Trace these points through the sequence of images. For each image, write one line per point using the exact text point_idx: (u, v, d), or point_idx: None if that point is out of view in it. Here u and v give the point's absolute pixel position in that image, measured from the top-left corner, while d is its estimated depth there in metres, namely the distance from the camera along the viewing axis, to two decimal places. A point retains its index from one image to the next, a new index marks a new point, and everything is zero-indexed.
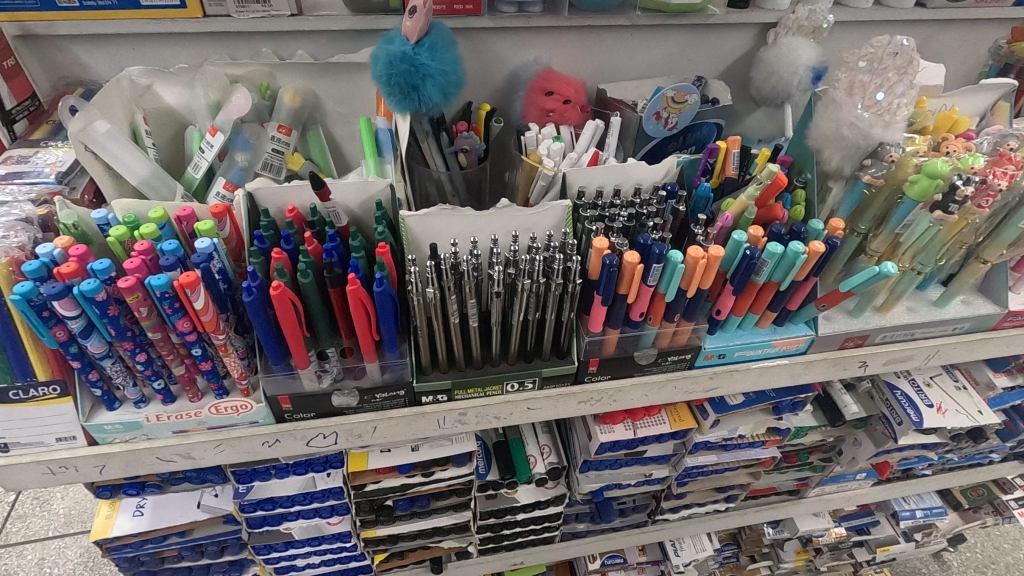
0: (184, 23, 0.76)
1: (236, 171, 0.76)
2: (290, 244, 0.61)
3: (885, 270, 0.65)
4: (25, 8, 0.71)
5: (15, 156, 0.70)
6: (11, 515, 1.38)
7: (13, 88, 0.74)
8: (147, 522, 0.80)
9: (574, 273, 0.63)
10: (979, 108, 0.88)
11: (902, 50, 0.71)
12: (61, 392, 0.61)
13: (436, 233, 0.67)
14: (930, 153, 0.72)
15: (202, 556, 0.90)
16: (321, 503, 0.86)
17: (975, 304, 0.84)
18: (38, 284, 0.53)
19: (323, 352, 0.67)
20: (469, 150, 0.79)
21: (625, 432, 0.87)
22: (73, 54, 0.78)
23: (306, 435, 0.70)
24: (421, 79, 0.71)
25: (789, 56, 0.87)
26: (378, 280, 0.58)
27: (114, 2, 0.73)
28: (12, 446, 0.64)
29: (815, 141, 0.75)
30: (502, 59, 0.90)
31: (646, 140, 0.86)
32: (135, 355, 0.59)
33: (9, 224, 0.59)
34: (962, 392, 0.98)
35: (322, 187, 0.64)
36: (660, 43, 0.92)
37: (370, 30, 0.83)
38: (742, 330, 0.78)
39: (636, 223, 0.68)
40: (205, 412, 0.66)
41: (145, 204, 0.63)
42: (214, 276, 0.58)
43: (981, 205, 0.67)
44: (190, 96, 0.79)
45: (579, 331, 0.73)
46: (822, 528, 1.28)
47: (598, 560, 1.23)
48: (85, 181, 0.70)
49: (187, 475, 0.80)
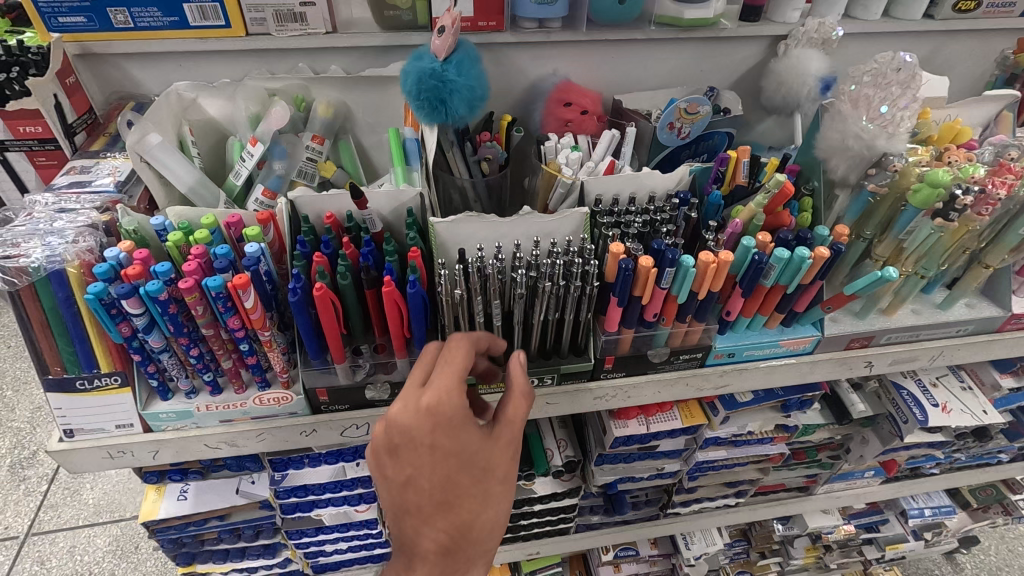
0: (230, 41, 0.82)
1: (274, 179, 0.80)
2: (330, 248, 0.67)
3: (887, 274, 0.69)
4: (87, 29, 0.78)
5: (77, 166, 0.77)
6: (43, 504, 1.46)
7: (74, 103, 0.80)
8: (190, 505, 0.85)
9: (592, 276, 0.67)
10: (983, 117, 0.91)
11: (905, 66, 0.75)
12: (122, 382, 0.67)
13: (463, 238, 0.71)
14: (932, 163, 0.76)
15: (239, 539, 0.97)
16: (349, 491, 0.91)
17: (979, 307, 0.87)
18: (107, 284, 0.59)
19: (357, 348, 0.74)
20: (492, 159, 0.84)
21: (639, 427, 0.91)
22: (126, 71, 0.85)
23: (341, 425, 0.75)
24: (449, 93, 0.75)
25: (798, 67, 0.90)
26: (410, 282, 0.63)
27: (166, 23, 0.79)
28: (76, 432, 0.69)
29: (822, 151, 0.78)
30: (523, 71, 0.95)
31: (660, 149, 0.90)
32: (189, 349, 0.65)
33: (77, 229, 0.65)
34: (968, 392, 1.00)
35: (360, 197, 0.69)
36: (674, 55, 0.96)
37: (399, 46, 0.88)
38: (751, 330, 0.82)
39: (650, 229, 0.73)
40: (249, 403, 0.71)
41: (196, 211, 0.68)
42: (262, 278, 0.64)
43: (981, 213, 0.70)
44: (232, 108, 0.85)
45: (596, 330, 0.77)
46: (831, 524, 1.32)
47: (611, 552, 1.28)
48: (140, 189, 0.76)
49: (226, 463, 0.86)
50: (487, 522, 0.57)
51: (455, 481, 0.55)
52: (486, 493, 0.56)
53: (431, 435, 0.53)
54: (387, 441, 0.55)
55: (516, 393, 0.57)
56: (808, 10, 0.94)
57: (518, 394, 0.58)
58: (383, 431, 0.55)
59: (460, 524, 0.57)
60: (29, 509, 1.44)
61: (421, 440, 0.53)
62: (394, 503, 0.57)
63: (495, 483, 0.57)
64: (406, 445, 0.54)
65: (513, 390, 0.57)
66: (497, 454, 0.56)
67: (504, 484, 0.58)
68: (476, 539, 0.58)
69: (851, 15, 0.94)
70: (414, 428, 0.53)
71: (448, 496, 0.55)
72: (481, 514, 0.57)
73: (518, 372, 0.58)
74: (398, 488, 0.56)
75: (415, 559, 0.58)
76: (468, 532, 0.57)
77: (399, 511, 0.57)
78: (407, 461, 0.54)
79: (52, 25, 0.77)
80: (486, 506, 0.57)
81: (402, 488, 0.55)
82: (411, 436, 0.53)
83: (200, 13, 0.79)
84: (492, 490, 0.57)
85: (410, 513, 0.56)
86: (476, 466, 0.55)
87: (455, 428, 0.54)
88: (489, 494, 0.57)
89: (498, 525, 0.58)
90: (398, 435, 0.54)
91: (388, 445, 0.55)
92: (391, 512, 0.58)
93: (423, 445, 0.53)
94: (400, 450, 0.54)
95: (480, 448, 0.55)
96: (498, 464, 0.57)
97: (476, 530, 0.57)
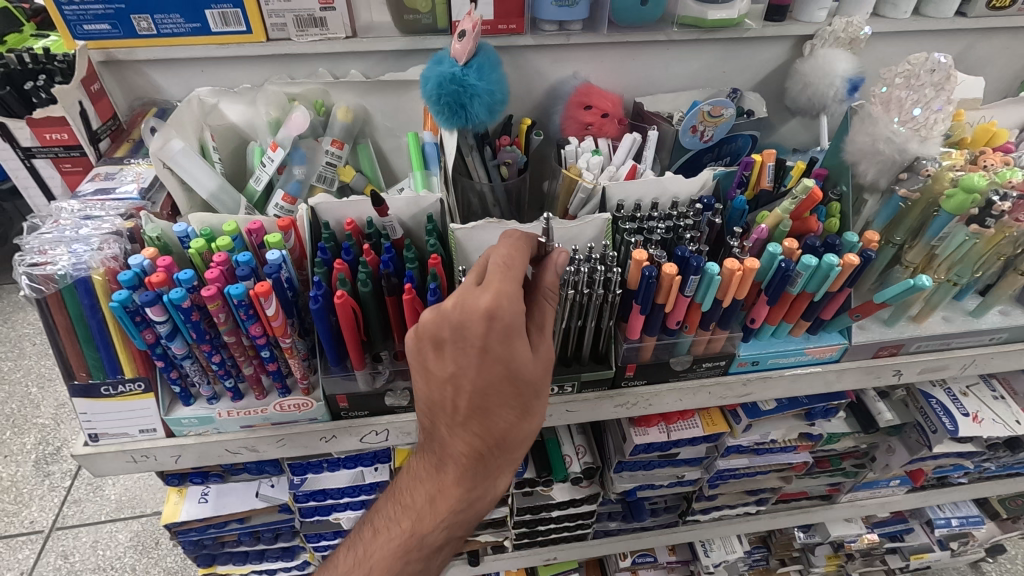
0: (250, 47, 0.82)
1: (293, 183, 0.80)
2: (350, 255, 0.67)
3: (920, 282, 0.67)
4: (110, 36, 0.79)
5: (102, 173, 0.78)
6: (67, 499, 1.48)
7: (99, 109, 0.81)
8: (211, 508, 0.86)
9: (614, 283, 0.66)
10: (1016, 119, 0.89)
11: (939, 67, 0.72)
12: (145, 388, 0.67)
13: (483, 246, 0.70)
14: (967, 167, 0.73)
15: (258, 542, 0.97)
16: (368, 495, 0.92)
17: (1013, 315, 0.85)
18: (132, 292, 0.59)
19: (376, 355, 0.73)
20: (512, 163, 0.82)
21: (659, 434, 0.90)
22: (149, 77, 0.86)
23: (361, 432, 0.75)
24: (469, 98, 0.75)
25: (825, 68, 0.88)
26: (432, 290, 0.63)
27: (187, 30, 0.79)
28: (101, 436, 0.70)
29: (850, 155, 0.76)
30: (543, 74, 0.94)
31: (681, 152, 0.88)
32: (212, 355, 0.65)
33: (102, 238, 0.65)
34: (1000, 402, 0.97)
35: (381, 204, 0.69)
36: (695, 56, 0.94)
37: (419, 50, 0.88)
38: (776, 338, 0.80)
39: (674, 236, 0.71)
40: (270, 409, 0.71)
41: (218, 217, 0.68)
42: (283, 285, 0.63)
43: (1019, 219, 0.68)
44: (253, 113, 0.85)
45: (617, 337, 0.75)
46: (854, 533, 1.27)
47: (629, 558, 1.27)
48: (163, 196, 0.77)
49: (246, 466, 0.86)
50: (522, 437, 0.57)
51: (497, 391, 0.54)
52: (525, 411, 0.55)
53: (485, 339, 0.52)
54: (432, 336, 0.53)
55: (551, 294, 0.60)
56: (836, 9, 0.92)
57: (550, 295, 0.60)
58: (430, 323, 0.53)
59: (494, 434, 0.56)
60: (53, 504, 1.47)
61: (474, 340, 0.52)
62: (429, 398, 0.56)
63: (534, 400, 0.56)
64: (455, 342, 0.53)
65: (547, 289, 0.59)
66: (542, 372, 0.56)
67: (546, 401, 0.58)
68: (507, 450, 0.58)
69: (880, 14, 0.91)
70: (470, 327, 0.52)
71: (488, 403, 0.55)
72: (516, 428, 0.56)
73: (550, 273, 0.60)
74: (437, 384, 0.55)
75: (447, 456, 0.59)
76: (502, 443, 0.57)
77: (434, 407, 0.57)
78: (452, 359, 0.53)
79: (77, 33, 0.78)
80: (523, 420, 0.56)
81: (442, 385, 0.54)
82: (465, 334, 0.52)
83: (222, 20, 0.79)
84: (531, 407, 0.56)
85: (445, 410, 0.56)
86: (521, 380, 0.54)
87: (512, 334, 0.53)
88: (526, 411, 0.56)
89: (529, 442, 0.59)
90: (448, 331, 0.52)
91: (432, 340, 0.53)
92: (423, 405, 0.58)
93: (474, 346, 0.52)
94: (444, 347, 0.53)
95: (528, 362, 0.54)
96: (543, 382, 0.56)
97: (509, 442, 0.57)
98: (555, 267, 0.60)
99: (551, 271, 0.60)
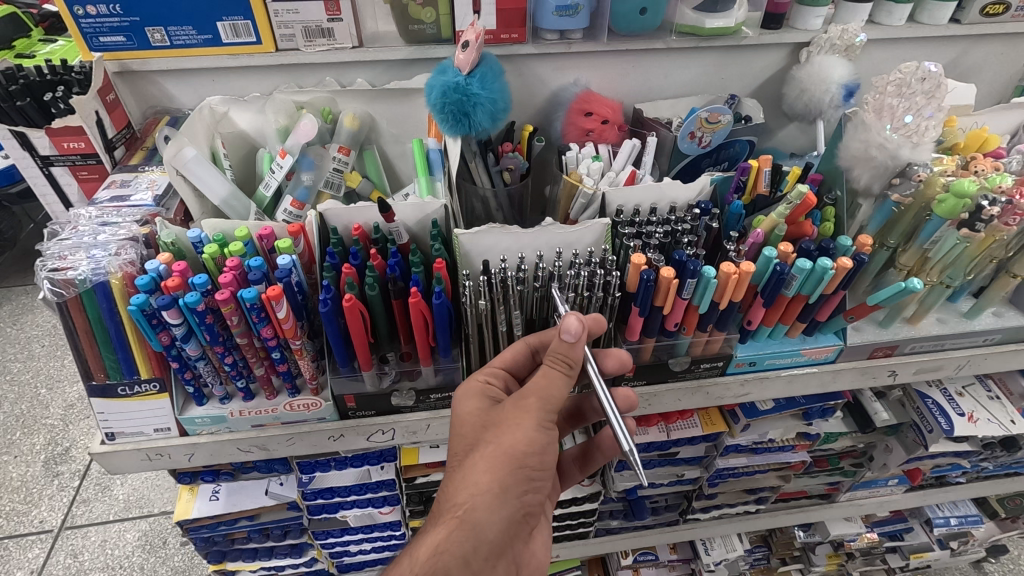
0: (260, 57, 0.84)
1: (301, 189, 0.82)
2: (357, 260, 0.69)
3: (912, 284, 0.70)
4: (126, 48, 0.81)
5: (118, 180, 0.80)
6: (76, 499, 1.51)
7: (114, 119, 0.84)
8: (222, 505, 0.88)
9: (613, 286, 0.68)
10: (1007, 125, 0.91)
11: (929, 75, 0.74)
12: (159, 388, 0.70)
13: (487, 250, 0.73)
14: (959, 172, 0.75)
15: (267, 539, 0.99)
16: (375, 493, 0.94)
17: (1006, 316, 0.86)
18: (149, 295, 0.61)
19: (383, 356, 0.75)
20: (514, 169, 0.84)
21: (659, 434, 0.94)
22: (162, 87, 0.88)
23: (368, 431, 0.77)
24: (472, 107, 0.77)
25: (821, 74, 0.89)
26: (437, 293, 0.65)
27: (199, 42, 0.82)
28: (117, 435, 0.72)
29: (844, 160, 0.78)
30: (545, 81, 0.96)
31: (680, 157, 0.90)
32: (224, 357, 0.67)
33: (120, 243, 0.68)
34: (995, 402, 0.99)
35: (388, 210, 0.71)
36: (694, 63, 0.96)
37: (423, 58, 0.90)
38: (772, 340, 0.82)
39: (672, 240, 0.73)
40: (280, 408, 0.73)
41: (230, 223, 0.70)
42: (294, 288, 0.66)
43: (1008, 223, 0.70)
44: (262, 120, 0.87)
45: (617, 339, 0.78)
46: (854, 532, 1.28)
47: (630, 556, 1.29)
48: (176, 203, 0.79)
49: (256, 465, 0.89)
50: (467, 473, 0.56)
51: (456, 438, 0.60)
52: (473, 444, 0.58)
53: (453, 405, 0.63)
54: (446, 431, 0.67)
55: (556, 364, 0.57)
56: (832, 17, 0.94)
57: (557, 366, 0.57)
58: None
59: (449, 474, 0.58)
60: (62, 504, 1.50)
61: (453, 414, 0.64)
62: None
63: (485, 436, 0.57)
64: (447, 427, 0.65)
65: (549, 357, 0.57)
66: (501, 415, 0.58)
67: (494, 434, 0.57)
68: (454, 492, 0.55)
69: (875, 21, 0.93)
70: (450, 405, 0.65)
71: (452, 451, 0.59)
72: (464, 463, 0.57)
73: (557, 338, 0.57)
74: None
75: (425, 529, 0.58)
76: (450, 483, 0.56)
77: None
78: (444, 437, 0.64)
79: (94, 45, 0.81)
80: (471, 454, 0.57)
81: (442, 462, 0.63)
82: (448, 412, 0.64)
83: (233, 31, 0.81)
84: (481, 442, 0.57)
85: None
86: (474, 424, 0.59)
87: (471, 393, 0.62)
88: (476, 447, 0.57)
89: (472, 478, 0.55)
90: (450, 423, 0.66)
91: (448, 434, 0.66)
92: None
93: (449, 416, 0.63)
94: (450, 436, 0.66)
95: (481, 411, 0.60)
96: (491, 417, 0.59)
97: (454, 479, 0.56)
98: (561, 335, 0.56)
99: (556, 337, 0.57)
